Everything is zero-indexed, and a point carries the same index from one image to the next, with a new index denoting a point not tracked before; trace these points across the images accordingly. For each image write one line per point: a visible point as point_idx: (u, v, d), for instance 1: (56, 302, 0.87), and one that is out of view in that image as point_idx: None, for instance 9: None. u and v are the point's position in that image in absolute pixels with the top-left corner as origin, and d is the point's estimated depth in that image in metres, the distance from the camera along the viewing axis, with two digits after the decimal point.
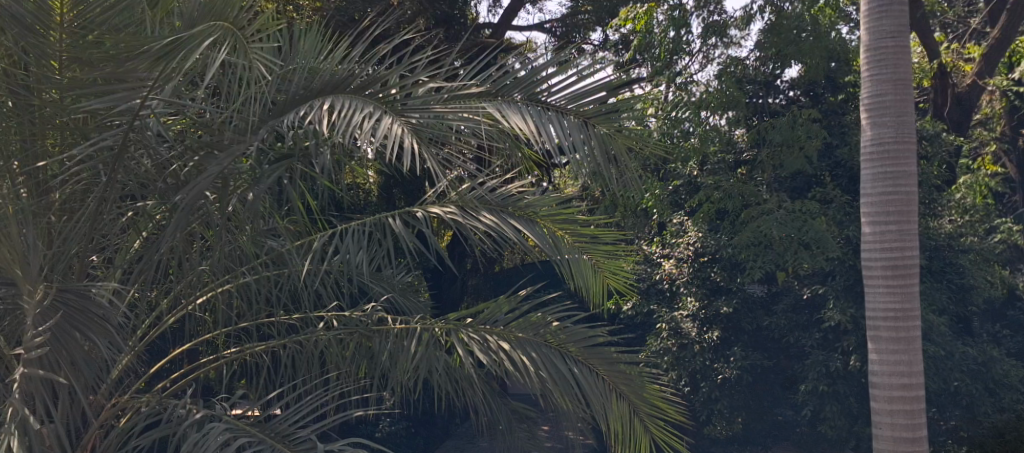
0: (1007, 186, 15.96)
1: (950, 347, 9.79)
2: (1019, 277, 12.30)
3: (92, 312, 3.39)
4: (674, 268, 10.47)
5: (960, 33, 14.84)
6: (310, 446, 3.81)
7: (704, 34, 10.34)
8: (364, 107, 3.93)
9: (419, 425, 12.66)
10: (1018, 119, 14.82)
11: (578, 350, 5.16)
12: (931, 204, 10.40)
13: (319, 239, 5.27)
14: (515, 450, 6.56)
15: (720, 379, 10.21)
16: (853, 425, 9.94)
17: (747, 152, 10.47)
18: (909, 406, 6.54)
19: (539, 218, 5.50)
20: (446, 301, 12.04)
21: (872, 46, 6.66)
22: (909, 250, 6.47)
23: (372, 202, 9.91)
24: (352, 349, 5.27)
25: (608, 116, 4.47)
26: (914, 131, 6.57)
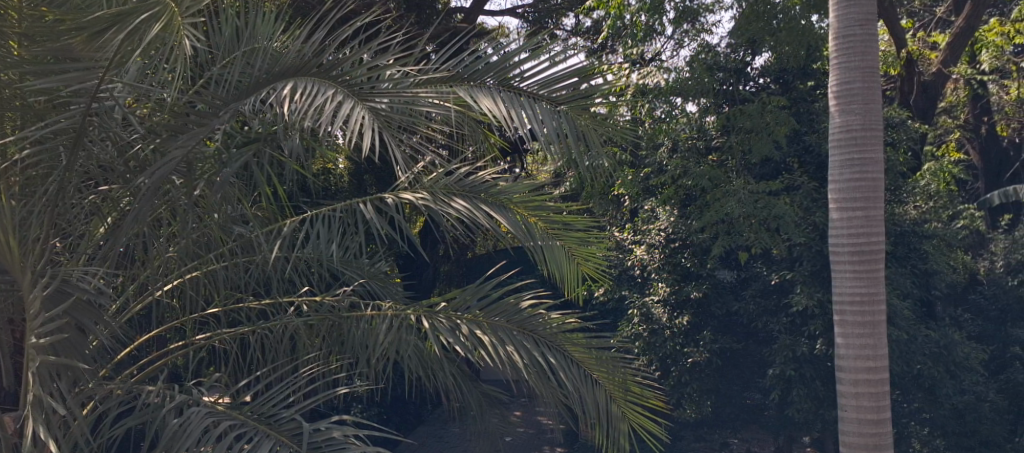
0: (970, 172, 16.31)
1: (914, 331, 9.96)
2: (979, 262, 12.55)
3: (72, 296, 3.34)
4: (646, 254, 10.59)
5: (926, 22, 15.04)
6: (295, 426, 3.76)
7: (678, 20, 10.33)
8: (332, 88, 3.92)
9: (391, 411, 12.69)
10: (981, 107, 15.08)
11: (550, 336, 5.19)
12: (895, 191, 10.59)
13: (288, 226, 5.22)
14: (487, 436, 6.55)
15: (690, 362, 10.31)
16: (820, 407, 10.09)
17: (718, 139, 10.39)
18: (874, 388, 6.66)
19: (512, 205, 5.51)
20: (419, 288, 12.01)
21: (840, 34, 6.73)
22: (875, 235, 6.58)
23: (344, 189, 9.81)
24: (323, 334, 5.24)
25: (581, 100, 4.50)
26: (881, 119, 6.65)
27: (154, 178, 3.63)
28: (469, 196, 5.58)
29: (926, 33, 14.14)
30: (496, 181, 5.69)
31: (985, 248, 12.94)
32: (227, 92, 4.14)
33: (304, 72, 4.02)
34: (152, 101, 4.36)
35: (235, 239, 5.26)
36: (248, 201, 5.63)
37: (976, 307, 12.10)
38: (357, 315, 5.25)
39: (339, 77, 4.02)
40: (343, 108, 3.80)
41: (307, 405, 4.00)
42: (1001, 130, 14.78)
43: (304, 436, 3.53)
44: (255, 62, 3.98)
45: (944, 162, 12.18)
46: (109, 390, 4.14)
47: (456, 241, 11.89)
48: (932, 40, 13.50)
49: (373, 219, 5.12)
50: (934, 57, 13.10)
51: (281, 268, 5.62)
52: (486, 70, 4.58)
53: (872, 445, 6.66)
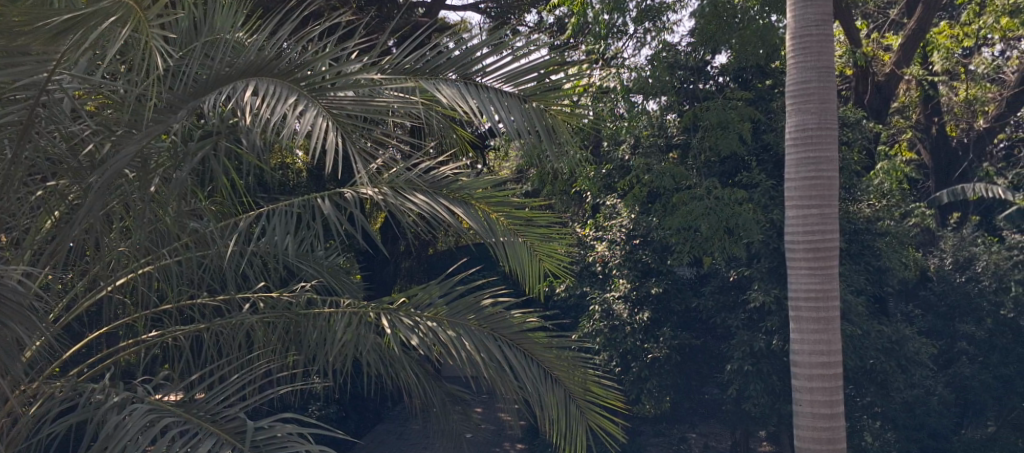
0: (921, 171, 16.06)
1: (866, 326, 10.13)
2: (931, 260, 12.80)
3: (14, 300, 3.23)
4: (607, 250, 10.67)
5: (880, 24, 15.16)
6: (240, 424, 3.71)
7: (640, 18, 10.40)
8: (292, 93, 3.96)
9: (350, 409, 12.58)
10: (933, 107, 15.07)
11: (510, 335, 5.21)
12: (850, 190, 10.79)
13: (245, 221, 5.15)
14: (447, 433, 6.54)
15: (650, 358, 10.31)
16: (776, 402, 10.21)
17: (679, 137, 10.54)
18: (828, 383, 6.77)
19: (473, 201, 5.52)
20: (378, 284, 11.92)
21: (797, 34, 6.83)
22: (830, 233, 6.70)
23: (302, 185, 9.67)
24: (279, 332, 5.20)
25: (544, 95, 4.67)
26: (836, 118, 6.76)
27: (106, 175, 3.55)
28: (430, 192, 5.55)
29: (881, 34, 14.45)
30: (458, 177, 5.70)
31: (935, 245, 13.26)
32: (183, 87, 4.07)
33: (265, 71, 3.99)
34: (104, 94, 4.27)
35: (190, 234, 5.18)
36: (204, 196, 5.54)
37: (925, 303, 12.34)
38: (314, 313, 5.21)
39: (301, 79, 4.06)
40: (304, 112, 3.86)
41: (256, 402, 3.95)
42: (950, 131, 15.39)
43: (246, 433, 3.48)
44: (216, 59, 3.94)
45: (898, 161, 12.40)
46: (51, 389, 4.03)
47: (417, 237, 11.87)
48: (887, 42, 13.89)
49: (332, 215, 5.07)
50: (888, 58, 13.37)
51: (236, 264, 5.56)
52: (450, 67, 4.72)
53: (826, 439, 6.78)
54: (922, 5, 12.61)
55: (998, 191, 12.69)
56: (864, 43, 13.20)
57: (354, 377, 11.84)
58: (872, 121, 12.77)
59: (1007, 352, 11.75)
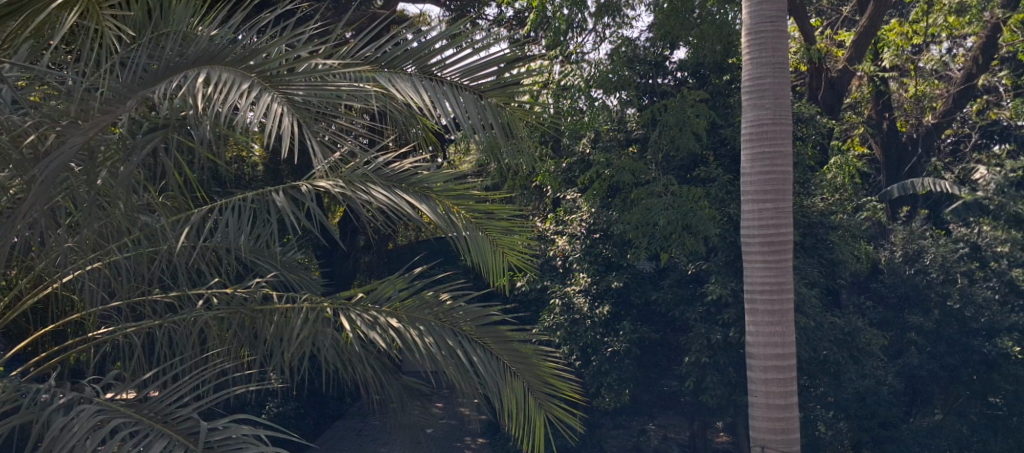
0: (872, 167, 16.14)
1: (820, 319, 10.34)
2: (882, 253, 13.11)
3: None
4: (567, 244, 10.70)
5: (833, 21, 15.48)
6: (193, 424, 3.64)
7: (598, 13, 10.46)
8: (246, 80, 3.91)
9: (309, 406, 12.46)
10: (884, 103, 15.22)
11: (470, 329, 5.20)
12: (805, 184, 10.97)
13: (198, 214, 5.04)
14: (406, 428, 6.53)
15: (609, 352, 10.37)
16: (732, 393, 10.36)
17: (638, 131, 10.65)
18: (782, 375, 6.89)
19: (434, 194, 5.48)
20: (337, 278, 11.91)
21: (752, 30, 6.92)
22: (784, 226, 6.81)
23: (258, 178, 9.55)
24: (234, 328, 5.13)
25: (502, 90, 4.71)
26: (790, 114, 6.86)
27: (49, 167, 3.43)
28: (389, 185, 5.48)
29: (834, 31, 14.74)
30: (416, 170, 5.65)
31: (886, 238, 13.58)
32: (131, 77, 3.99)
33: (218, 59, 3.94)
34: (49, 85, 4.17)
35: (141, 228, 5.07)
36: (156, 189, 5.44)
37: (877, 295, 12.74)
38: (270, 308, 5.13)
39: (254, 68, 4.01)
40: (259, 100, 3.80)
41: (210, 401, 3.89)
42: (901, 127, 15.38)
43: (200, 434, 3.42)
44: (167, 48, 3.89)
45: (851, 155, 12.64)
46: None
47: (376, 231, 11.81)
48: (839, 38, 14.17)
49: (287, 208, 4.97)
50: (841, 55, 13.65)
51: (189, 259, 5.46)
52: (410, 58, 4.68)
53: (780, 429, 6.90)
54: (873, 3, 12.89)
55: (947, 185, 13.28)
56: (818, 40, 13.45)
57: (312, 373, 11.74)
58: (825, 116, 13.03)
59: (953, 342, 11.99)
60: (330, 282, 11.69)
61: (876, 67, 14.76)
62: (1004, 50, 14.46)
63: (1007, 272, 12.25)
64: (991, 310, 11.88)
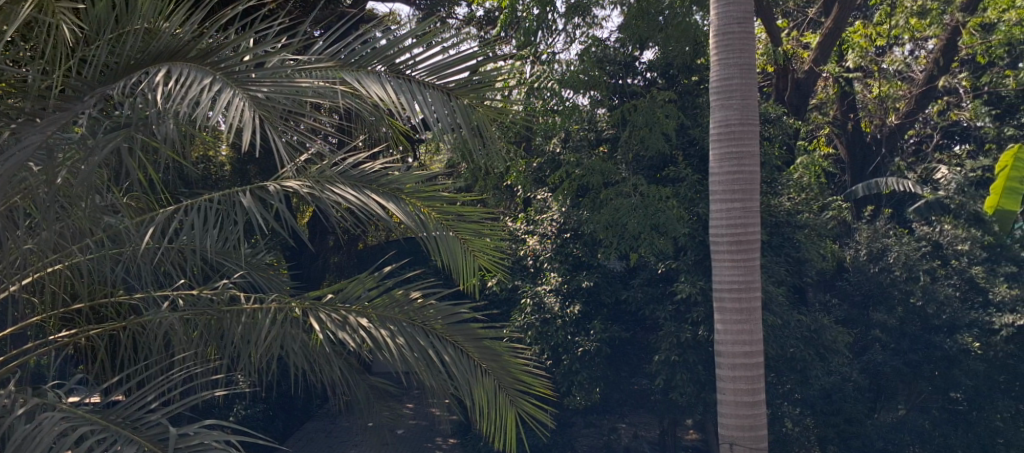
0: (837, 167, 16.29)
1: (787, 317, 10.49)
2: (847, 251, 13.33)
3: None
4: (538, 244, 10.79)
5: (799, 22, 15.67)
6: (163, 429, 3.58)
7: (569, 13, 10.50)
8: (209, 76, 3.86)
9: (278, 408, 12.33)
10: (849, 104, 15.52)
11: (441, 327, 5.19)
12: (772, 183, 11.06)
13: (162, 215, 4.96)
14: (375, 429, 6.50)
15: (580, 352, 10.38)
16: (701, 391, 10.45)
17: (608, 131, 10.72)
18: (750, 372, 6.96)
19: (404, 195, 5.44)
20: (306, 278, 11.84)
21: (720, 31, 6.99)
22: (752, 225, 6.89)
23: (225, 178, 9.46)
24: (200, 329, 5.06)
25: (471, 89, 4.71)
26: (757, 114, 6.94)
27: (4, 164, 3.36)
28: (358, 186, 5.43)
29: (800, 33, 14.94)
30: (386, 171, 5.61)
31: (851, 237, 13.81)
32: (92, 74, 3.93)
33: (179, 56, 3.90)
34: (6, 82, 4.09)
35: (104, 229, 4.99)
36: (119, 189, 5.35)
37: (842, 292, 12.94)
38: (237, 309, 5.07)
39: (217, 64, 3.96)
40: (223, 97, 3.73)
41: (178, 406, 3.83)
42: (864, 127, 15.62)
43: (169, 439, 3.36)
44: (128, 44, 3.85)
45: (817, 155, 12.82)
46: None
47: (346, 231, 11.79)
48: (806, 40, 14.37)
49: (254, 208, 4.90)
50: (807, 56, 13.83)
51: (154, 261, 5.38)
52: (379, 58, 4.65)
53: (748, 426, 6.97)
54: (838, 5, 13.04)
55: (909, 185, 13.43)
56: (785, 41, 13.63)
57: (281, 375, 11.63)
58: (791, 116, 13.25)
59: (916, 339, 12.27)
60: (300, 282, 11.61)
61: (841, 67, 15.00)
62: (963, 53, 14.70)
63: (967, 270, 12.40)
64: (953, 307, 11.98)
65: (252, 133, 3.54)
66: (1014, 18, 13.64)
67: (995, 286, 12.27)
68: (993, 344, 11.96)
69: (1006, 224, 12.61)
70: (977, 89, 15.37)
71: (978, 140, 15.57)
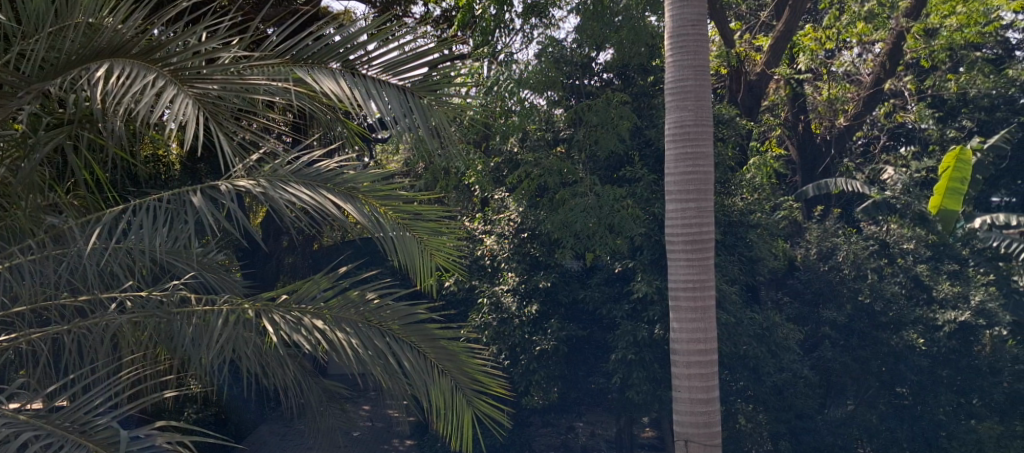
0: (789, 167, 16.52)
1: (740, 315, 10.65)
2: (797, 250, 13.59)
3: None
4: (495, 244, 10.68)
5: (751, 25, 15.88)
6: (113, 432, 3.48)
7: (526, 13, 10.57)
8: (153, 72, 3.83)
9: (231, 412, 12.13)
10: (799, 106, 15.85)
11: (398, 328, 5.15)
12: (725, 184, 11.22)
13: (108, 215, 4.82)
14: (330, 433, 6.45)
15: (537, 351, 10.41)
16: (657, 388, 10.55)
17: (565, 131, 10.79)
18: (704, 369, 7.06)
19: (360, 194, 5.37)
20: (259, 279, 11.69)
21: (674, 33, 7.08)
22: (706, 225, 6.98)
23: (175, 178, 9.35)
24: (148, 332, 4.94)
25: (428, 87, 4.69)
26: (711, 116, 7.04)
27: None
28: (312, 185, 5.31)
29: (752, 35, 15.19)
30: (341, 170, 5.52)
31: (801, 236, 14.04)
32: (30, 71, 3.85)
33: (122, 53, 3.85)
34: None
35: (47, 230, 4.86)
36: (62, 188, 5.21)
37: (793, 291, 13.19)
38: (187, 311, 4.93)
39: (161, 61, 3.92)
40: (167, 95, 3.78)
41: (128, 409, 3.73)
42: (815, 128, 16.07)
43: (120, 442, 3.26)
44: (67, 39, 3.77)
45: (768, 156, 13.02)
46: None
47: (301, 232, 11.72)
48: (758, 43, 14.62)
49: (205, 208, 4.78)
50: (759, 58, 14.06)
51: (100, 262, 5.22)
52: (333, 55, 4.62)
53: (703, 423, 7.06)
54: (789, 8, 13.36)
55: (858, 185, 13.59)
56: (738, 43, 13.83)
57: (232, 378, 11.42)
58: (744, 118, 13.43)
59: (864, 335, 12.55)
60: (253, 284, 11.47)
61: (793, 70, 15.24)
62: (908, 56, 15.20)
63: (912, 268, 12.70)
64: (899, 304, 12.37)
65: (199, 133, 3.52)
66: (954, 24, 14.21)
67: (938, 283, 12.63)
68: (938, 340, 12.38)
69: (950, 224, 13.22)
70: (919, 93, 16.23)
71: (923, 142, 16.09)
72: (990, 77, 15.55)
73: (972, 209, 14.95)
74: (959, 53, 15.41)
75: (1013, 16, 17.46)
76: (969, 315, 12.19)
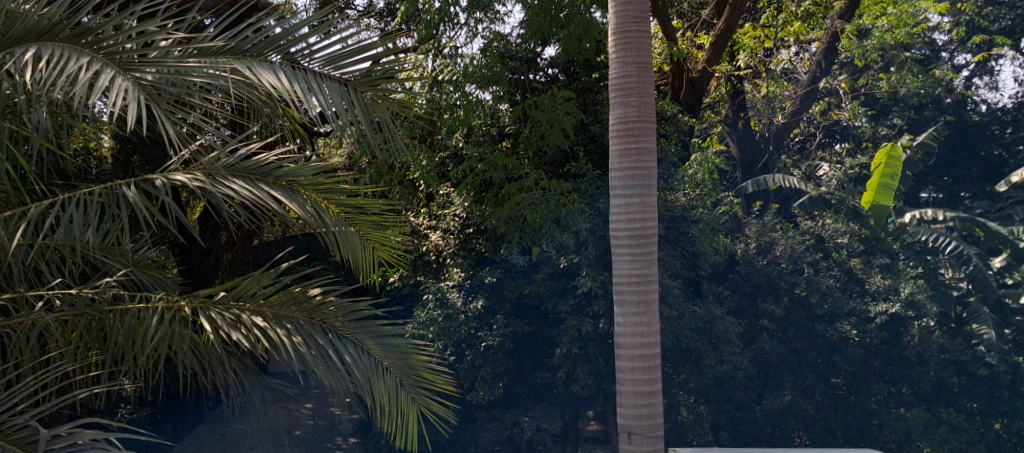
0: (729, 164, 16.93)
1: (681, 308, 10.84)
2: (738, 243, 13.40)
3: None
4: (441, 239, 10.87)
5: (693, 23, 16.03)
6: (32, 432, 3.35)
7: (470, 7, 10.48)
8: (84, 55, 3.74)
9: (167, 411, 12.13)
10: (739, 104, 16.20)
11: (341, 324, 5.06)
12: (668, 179, 11.42)
13: (35, 209, 4.66)
14: (276, 429, 6.60)
15: (483, 346, 10.40)
16: (602, 382, 10.64)
17: (511, 126, 10.84)
18: (648, 362, 7.14)
19: (301, 188, 5.24)
20: (196, 275, 11.64)
21: (618, 29, 7.18)
22: (650, 220, 7.05)
23: (107, 172, 9.21)
24: (78, 331, 4.77)
25: (371, 80, 4.65)
26: (654, 112, 7.15)
27: None
28: (251, 179, 5.17)
29: (694, 33, 15.45)
30: (281, 163, 5.35)
31: (742, 231, 13.72)
32: None
33: (50, 37, 3.78)
34: None
35: None
36: None
37: (732, 285, 13.19)
38: (119, 309, 4.79)
39: (93, 45, 3.84)
40: (102, 78, 3.65)
41: (50, 405, 3.59)
42: (754, 126, 16.48)
43: (39, 441, 3.13)
44: None
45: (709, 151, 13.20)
46: None
47: (240, 228, 11.64)
48: (699, 40, 14.85)
49: (139, 202, 4.61)
50: (700, 56, 14.29)
51: (25, 259, 5.01)
52: (272, 46, 4.50)
53: (645, 416, 7.15)
54: (730, 7, 13.71)
55: (795, 181, 13.99)
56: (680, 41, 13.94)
57: (169, 377, 11.16)
58: (685, 114, 13.41)
59: (800, 328, 12.90)
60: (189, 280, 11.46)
61: (734, 67, 15.30)
62: (843, 56, 15.79)
63: (847, 262, 13.18)
64: (834, 297, 12.81)
65: (133, 115, 3.44)
66: (885, 25, 14.60)
67: (871, 276, 13.12)
68: (869, 331, 12.84)
69: (882, 219, 13.38)
70: (853, 91, 16.83)
71: (856, 139, 16.78)
72: (919, 76, 16.20)
73: (902, 204, 15.51)
74: (890, 54, 16.05)
75: (940, 18, 18.22)
76: (899, 306, 12.67)
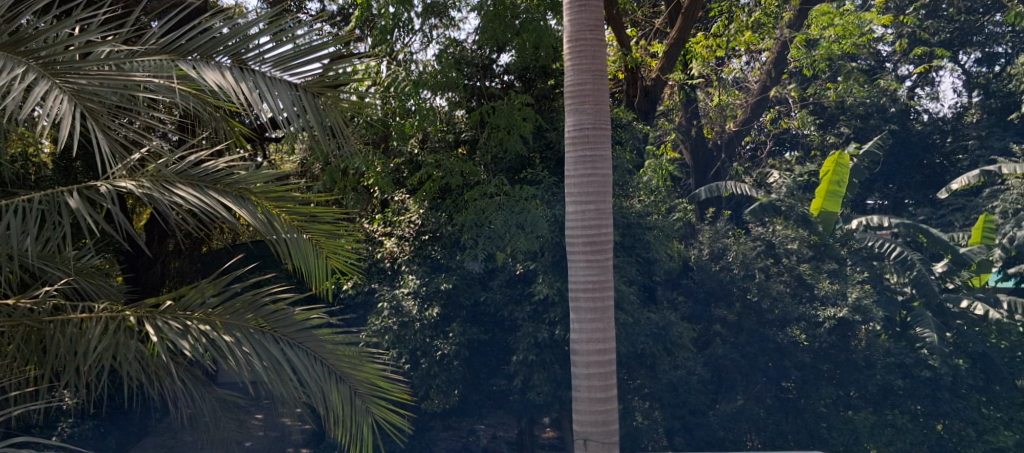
0: (683, 172, 17.24)
1: (637, 315, 10.88)
2: (692, 250, 13.69)
3: None
4: (396, 247, 10.72)
5: (647, 32, 16.21)
6: None
7: (424, 13, 10.36)
8: (20, 63, 3.61)
9: (111, 424, 11.83)
10: (692, 111, 16.43)
11: (291, 334, 4.95)
12: (623, 186, 11.54)
13: None
14: (226, 441, 6.44)
15: (438, 355, 10.35)
16: (558, 389, 10.70)
17: (466, 132, 10.93)
18: (603, 369, 7.16)
19: (252, 194, 5.11)
20: (143, 285, 11.36)
21: (573, 37, 7.22)
22: (605, 227, 7.10)
23: (47, 178, 8.84)
24: (15, 342, 4.57)
25: (323, 82, 4.56)
26: (608, 120, 7.21)
27: None
28: (201, 185, 5.00)
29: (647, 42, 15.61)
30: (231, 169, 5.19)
31: (695, 237, 14.16)
32: None
33: None
34: None
35: None
36: None
37: (687, 290, 13.51)
38: (61, 318, 4.61)
39: (31, 52, 3.71)
40: (38, 89, 3.54)
41: None
42: (706, 133, 16.81)
43: None
44: None
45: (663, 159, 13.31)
46: None
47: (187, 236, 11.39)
48: (653, 49, 15.00)
49: (81, 209, 4.43)
50: (654, 65, 14.48)
51: None
52: (220, 48, 4.39)
53: (601, 422, 7.17)
54: (683, 16, 13.96)
55: (747, 188, 14.19)
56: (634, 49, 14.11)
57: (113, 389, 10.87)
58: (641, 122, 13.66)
59: (752, 333, 13.13)
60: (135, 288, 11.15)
61: (687, 75, 15.51)
62: (792, 66, 16.22)
63: (796, 267, 13.37)
64: (784, 301, 13.01)
65: (69, 132, 3.36)
66: (832, 36, 14.79)
67: (819, 282, 13.33)
68: (819, 336, 13.04)
69: (830, 225, 13.91)
70: (803, 100, 17.24)
71: (806, 148, 17.29)
72: (864, 86, 16.60)
73: (849, 210, 15.92)
74: (838, 64, 16.30)
75: (884, 30, 18.74)
76: (847, 311, 12.85)
